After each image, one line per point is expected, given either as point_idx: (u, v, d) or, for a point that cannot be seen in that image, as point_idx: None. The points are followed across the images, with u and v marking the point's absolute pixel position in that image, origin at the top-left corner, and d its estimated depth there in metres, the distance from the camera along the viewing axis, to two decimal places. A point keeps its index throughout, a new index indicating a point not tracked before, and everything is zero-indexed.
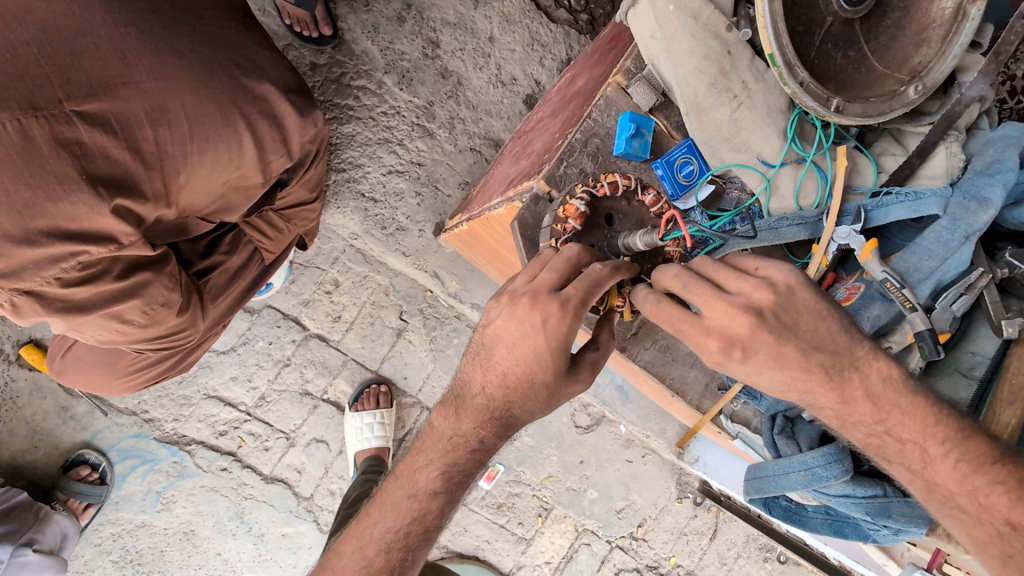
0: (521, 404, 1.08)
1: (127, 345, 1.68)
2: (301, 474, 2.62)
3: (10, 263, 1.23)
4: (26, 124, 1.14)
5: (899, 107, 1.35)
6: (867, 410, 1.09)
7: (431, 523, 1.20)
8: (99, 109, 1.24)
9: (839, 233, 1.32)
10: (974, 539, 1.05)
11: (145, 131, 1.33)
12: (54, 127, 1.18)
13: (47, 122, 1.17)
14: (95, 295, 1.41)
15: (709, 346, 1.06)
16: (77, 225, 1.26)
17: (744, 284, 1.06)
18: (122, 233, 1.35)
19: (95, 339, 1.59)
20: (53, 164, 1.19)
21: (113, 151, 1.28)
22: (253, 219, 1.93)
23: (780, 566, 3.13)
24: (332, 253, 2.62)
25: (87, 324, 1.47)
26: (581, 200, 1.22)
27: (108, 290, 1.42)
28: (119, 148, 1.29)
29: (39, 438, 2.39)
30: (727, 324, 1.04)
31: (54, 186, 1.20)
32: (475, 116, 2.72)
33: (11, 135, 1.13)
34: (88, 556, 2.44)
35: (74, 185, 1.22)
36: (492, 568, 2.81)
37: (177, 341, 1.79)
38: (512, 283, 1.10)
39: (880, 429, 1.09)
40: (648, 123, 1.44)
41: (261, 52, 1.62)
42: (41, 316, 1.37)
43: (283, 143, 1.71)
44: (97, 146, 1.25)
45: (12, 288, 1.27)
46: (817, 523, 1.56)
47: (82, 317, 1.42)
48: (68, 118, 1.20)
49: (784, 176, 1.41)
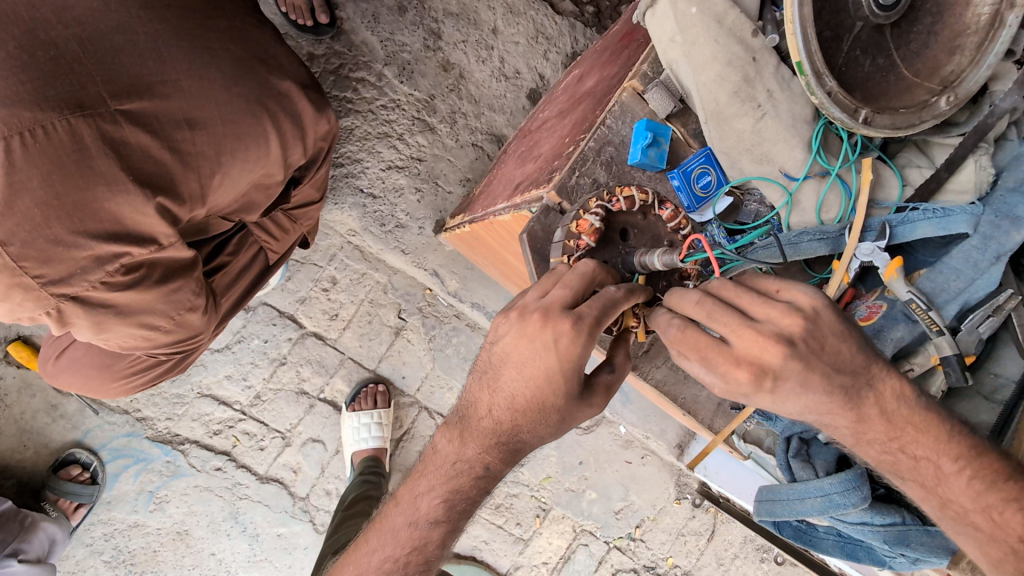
0: (531, 428, 1.03)
1: (145, 351, 1.62)
2: (297, 474, 2.58)
3: (57, 268, 1.18)
4: (74, 124, 1.11)
5: (929, 118, 1.32)
6: (881, 427, 1.08)
7: (431, 553, 1.16)
8: (141, 107, 1.20)
9: (862, 249, 1.30)
10: (987, 557, 1.04)
11: (183, 131, 1.29)
12: (100, 126, 1.14)
13: (93, 122, 1.13)
14: (137, 299, 1.37)
15: (737, 381, 1.01)
16: (122, 224, 1.23)
17: (771, 312, 1.01)
18: (164, 234, 1.31)
19: (116, 346, 1.52)
20: (101, 165, 1.15)
21: (154, 152, 1.24)
22: (261, 220, 1.87)
23: (777, 568, 3.09)
24: (331, 250, 2.56)
25: (115, 332, 1.41)
26: (595, 215, 1.17)
27: (144, 295, 1.37)
28: (160, 148, 1.25)
29: (28, 437, 2.34)
30: (753, 348, 0.99)
31: (100, 186, 1.16)
32: (477, 111, 2.65)
33: (59, 136, 1.10)
34: (80, 556, 2.39)
35: (122, 187, 1.18)
36: (488, 568, 2.78)
37: (191, 345, 1.74)
38: (522, 298, 1.04)
39: (894, 446, 1.09)
40: (665, 131, 1.38)
41: (277, 45, 1.58)
42: (79, 323, 1.31)
43: (301, 140, 1.66)
44: (140, 146, 1.21)
45: (59, 294, 1.22)
46: (828, 544, 1.54)
47: (115, 322, 1.38)
48: (113, 117, 1.16)
49: (807, 190, 1.39)
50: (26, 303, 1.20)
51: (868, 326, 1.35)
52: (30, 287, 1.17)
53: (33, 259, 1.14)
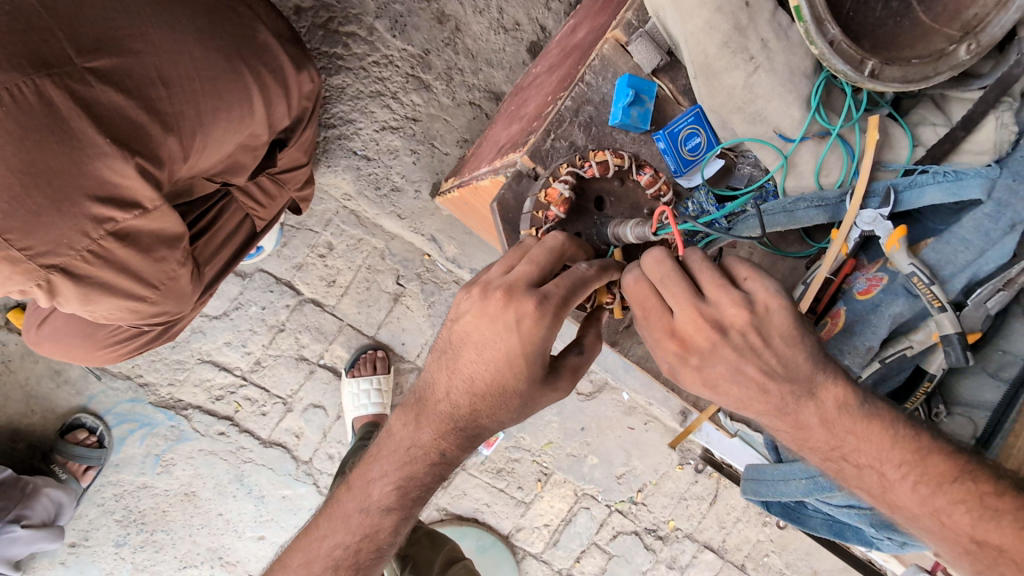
0: (489, 413, 1.02)
1: (125, 322, 1.58)
2: (299, 438, 2.60)
3: (44, 239, 1.15)
4: (40, 84, 1.06)
5: (946, 70, 1.19)
6: (820, 437, 1.02)
7: (383, 540, 1.19)
8: (111, 65, 1.14)
9: (863, 218, 1.21)
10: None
11: (158, 90, 1.22)
12: (69, 85, 1.08)
13: (62, 81, 1.08)
14: (122, 272, 1.35)
15: (664, 348, 1.02)
16: (107, 188, 1.18)
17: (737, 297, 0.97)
18: (148, 198, 1.26)
19: (102, 318, 1.49)
20: (77, 128, 1.10)
21: (131, 113, 1.18)
22: (245, 184, 1.81)
23: (779, 531, 3.10)
24: (326, 214, 2.50)
25: (102, 303, 1.38)
26: (564, 183, 1.12)
27: (123, 266, 1.33)
28: (135, 108, 1.18)
29: (34, 402, 2.38)
30: (682, 337, 0.99)
31: (78, 150, 1.11)
32: (474, 67, 2.51)
33: (27, 97, 1.05)
34: (92, 516, 2.45)
35: (100, 150, 1.13)
36: (491, 530, 2.82)
37: (173, 317, 1.72)
38: (486, 273, 0.99)
39: (835, 456, 1.03)
40: (649, 88, 1.29)
41: None
42: (66, 297, 1.29)
43: (285, 96, 1.59)
44: (114, 106, 1.15)
45: (49, 265, 1.19)
46: (816, 522, 1.46)
47: (102, 295, 1.35)
48: (81, 76, 1.10)
49: (803, 153, 1.28)
50: (16, 276, 1.16)
51: (866, 300, 1.26)
52: (17, 260, 1.14)
53: (19, 231, 1.11)
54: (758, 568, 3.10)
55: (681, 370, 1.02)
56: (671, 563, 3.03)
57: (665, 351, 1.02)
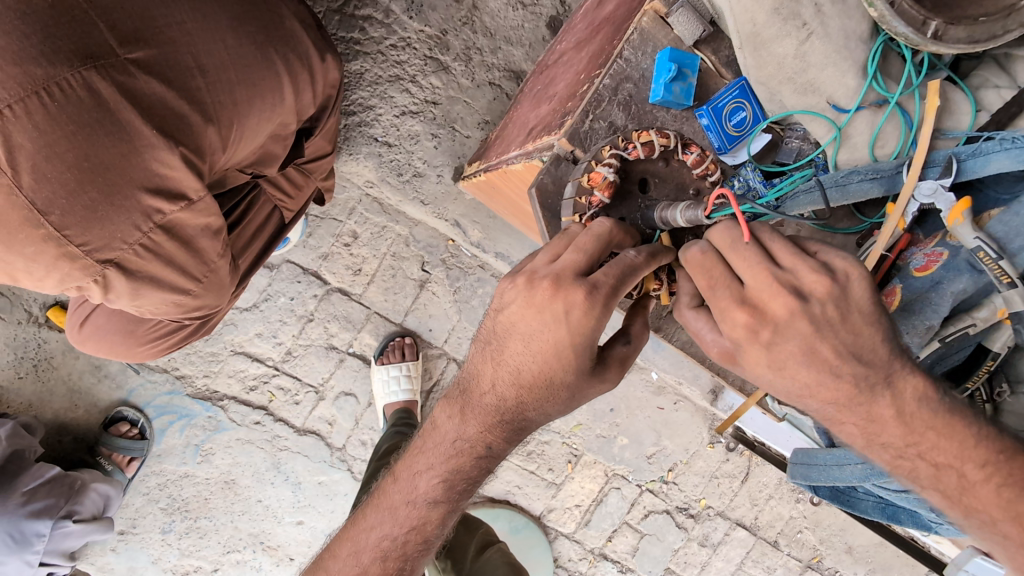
0: (536, 406, 1.01)
1: (169, 316, 1.60)
2: (332, 425, 2.63)
3: (99, 235, 1.15)
4: (87, 76, 1.04)
5: (1015, 27, 1.08)
6: (898, 431, 0.99)
7: (430, 532, 1.20)
8: (152, 55, 1.12)
9: (923, 189, 1.14)
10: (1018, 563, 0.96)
11: (197, 80, 1.21)
12: (113, 77, 1.07)
13: (107, 73, 1.06)
14: (168, 266, 1.35)
15: (732, 321, 0.97)
16: (156, 180, 1.18)
17: (800, 267, 0.96)
18: (193, 188, 1.26)
19: (148, 313, 1.50)
20: (125, 120, 1.09)
21: (173, 103, 1.17)
22: (273, 175, 1.80)
23: (813, 508, 3.06)
24: (349, 203, 2.50)
25: (149, 298, 1.39)
26: (608, 167, 1.08)
27: (169, 259, 1.34)
28: (177, 97, 1.17)
29: (78, 396, 2.44)
30: (753, 308, 0.95)
31: (127, 143, 1.11)
32: (493, 45, 2.45)
33: (75, 91, 1.03)
34: (138, 504, 2.54)
35: (147, 142, 1.13)
36: (523, 511, 2.84)
37: (214, 309, 1.73)
38: (531, 263, 0.98)
39: (913, 452, 1.00)
40: (691, 62, 1.25)
41: None
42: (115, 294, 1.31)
43: (311, 84, 1.57)
44: (157, 97, 1.14)
45: (104, 259, 1.20)
46: (868, 505, 1.46)
47: (151, 290, 1.36)
48: (125, 67, 1.08)
49: (859, 122, 1.23)
50: (74, 271, 1.18)
51: (924, 277, 1.21)
52: (76, 256, 1.15)
53: (76, 227, 1.11)
54: (791, 544, 3.07)
55: (750, 349, 0.96)
56: (703, 540, 3.02)
57: (737, 320, 0.97)
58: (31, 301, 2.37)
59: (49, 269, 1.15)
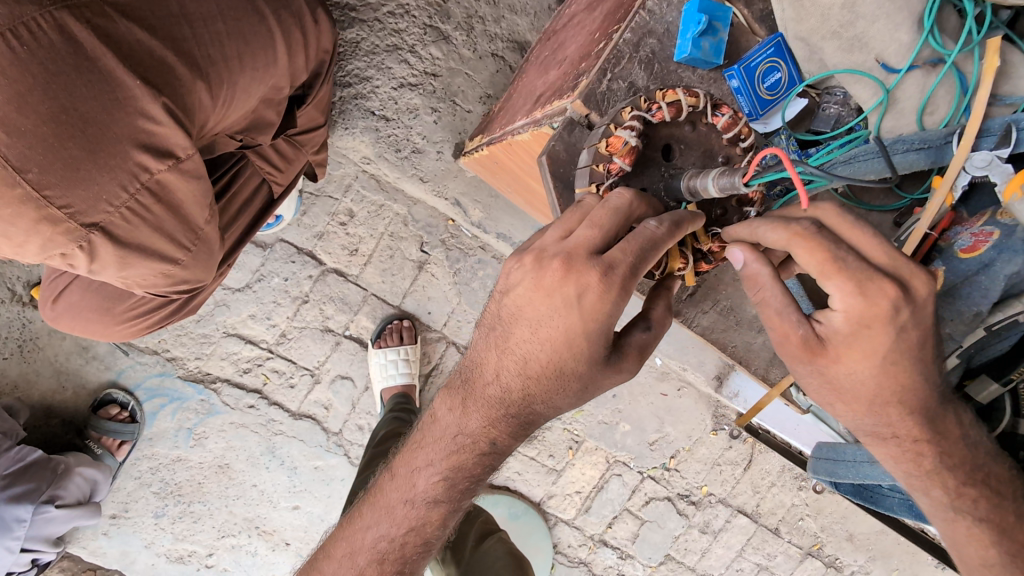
0: (545, 399, 0.92)
1: (155, 290, 1.48)
2: (328, 410, 2.55)
3: (82, 196, 1.04)
4: (59, 17, 0.94)
5: None
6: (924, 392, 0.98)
7: (431, 533, 1.12)
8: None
9: (975, 162, 1.12)
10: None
11: (183, 29, 1.12)
12: (89, 19, 0.97)
13: (83, 15, 0.97)
14: (155, 234, 1.24)
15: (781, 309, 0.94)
16: (147, 133, 1.08)
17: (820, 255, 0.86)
18: (181, 145, 1.15)
19: (133, 285, 1.38)
20: (106, 68, 0.99)
21: (157, 52, 1.08)
22: (261, 147, 1.68)
23: (816, 496, 3.00)
24: (345, 180, 2.39)
25: (137, 268, 1.28)
26: (629, 131, 0.99)
27: (160, 222, 1.23)
28: (162, 47, 1.08)
29: (65, 378, 2.36)
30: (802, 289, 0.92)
31: (108, 96, 1.00)
32: (496, 14, 2.32)
33: (47, 34, 0.93)
34: (131, 488, 2.47)
35: (128, 93, 1.02)
36: (523, 498, 2.79)
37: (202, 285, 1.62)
38: (540, 240, 0.89)
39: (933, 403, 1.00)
40: (723, 14, 1.15)
41: None
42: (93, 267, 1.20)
43: (304, 47, 1.47)
44: (139, 44, 1.04)
45: (88, 224, 1.09)
46: (895, 502, 1.40)
47: (139, 259, 1.25)
48: (102, 10, 0.99)
49: (909, 85, 1.20)
50: (56, 236, 1.06)
51: (972, 259, 1.22)
52: (58, 219, 1.04)
53: (56, 187, 1.00)
54: (792, 532, 3.02)
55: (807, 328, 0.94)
56: (704, 527, 2.97)
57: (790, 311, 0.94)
58: (14, 280, 2.28)
59: (29, 234, 1.03)
